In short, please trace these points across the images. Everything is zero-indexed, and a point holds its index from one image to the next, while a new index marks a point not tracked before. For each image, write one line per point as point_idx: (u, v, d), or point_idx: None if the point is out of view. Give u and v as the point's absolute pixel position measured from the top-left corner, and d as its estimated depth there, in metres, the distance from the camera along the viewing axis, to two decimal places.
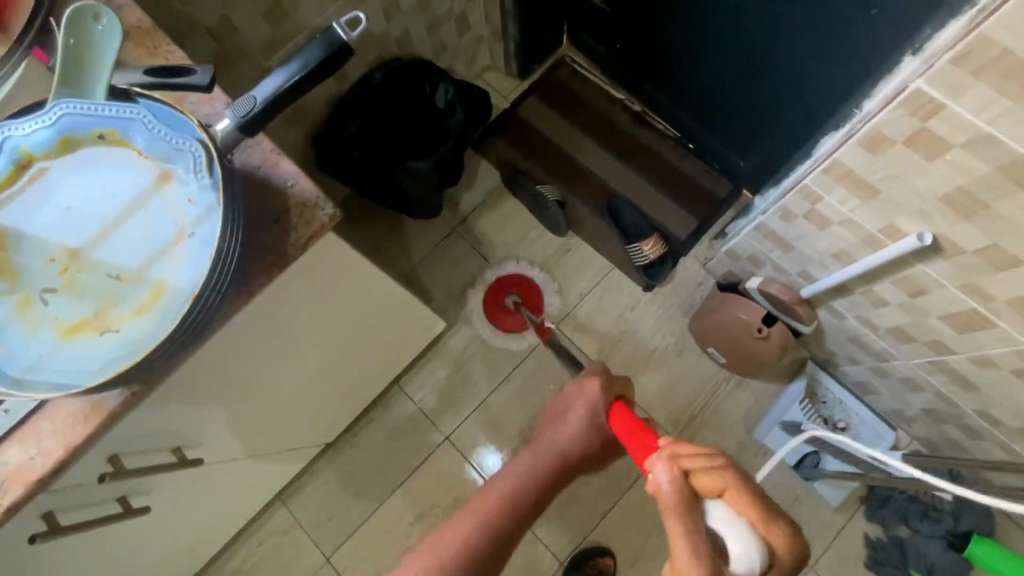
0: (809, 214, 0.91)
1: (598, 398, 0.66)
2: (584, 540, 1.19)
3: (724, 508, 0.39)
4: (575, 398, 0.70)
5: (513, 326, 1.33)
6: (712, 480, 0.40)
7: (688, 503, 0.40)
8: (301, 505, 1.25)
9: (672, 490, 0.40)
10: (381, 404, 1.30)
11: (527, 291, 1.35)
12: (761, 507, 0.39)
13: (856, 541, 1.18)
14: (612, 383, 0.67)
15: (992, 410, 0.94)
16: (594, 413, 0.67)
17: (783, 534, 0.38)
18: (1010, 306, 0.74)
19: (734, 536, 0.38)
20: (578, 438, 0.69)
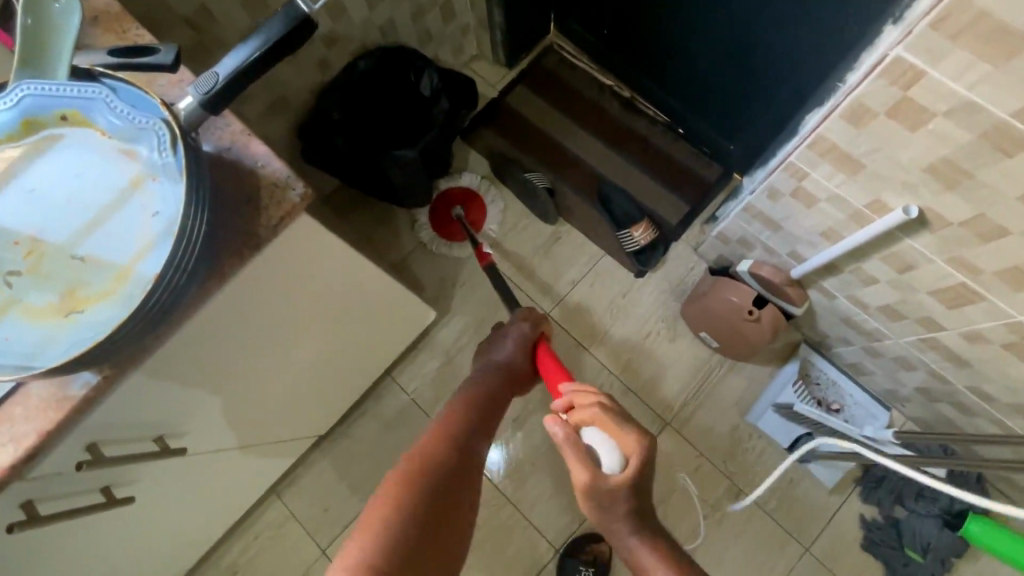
0: (796, 192, 0.90)
1: (528, 329, 0.78)
2: (579, 526, 1.19)
3: (597, 432, 0.54)
4: (510, 330, 0.79)
5: (455, 237, 1.36)
6: (588, 413, 0.57)
7: (575, 438, 0.53)
8: (296, 497, 1.25)
9: (563, 433, 0.53)
10: (373, 395, 1.30)
11: (469, 203, 1.38)
12: (618, 423, 0.55)
13: (852, 522, 1.17)
14: (536, 320, 0.81)
15: (984, 386, 0.93)
16: (523, 343, 0.78)
17: (632, 439, 0.54)
18: (998, 278, 0.73)
19: (604, 447, 0.52)
20: (512, 360, 0.75)
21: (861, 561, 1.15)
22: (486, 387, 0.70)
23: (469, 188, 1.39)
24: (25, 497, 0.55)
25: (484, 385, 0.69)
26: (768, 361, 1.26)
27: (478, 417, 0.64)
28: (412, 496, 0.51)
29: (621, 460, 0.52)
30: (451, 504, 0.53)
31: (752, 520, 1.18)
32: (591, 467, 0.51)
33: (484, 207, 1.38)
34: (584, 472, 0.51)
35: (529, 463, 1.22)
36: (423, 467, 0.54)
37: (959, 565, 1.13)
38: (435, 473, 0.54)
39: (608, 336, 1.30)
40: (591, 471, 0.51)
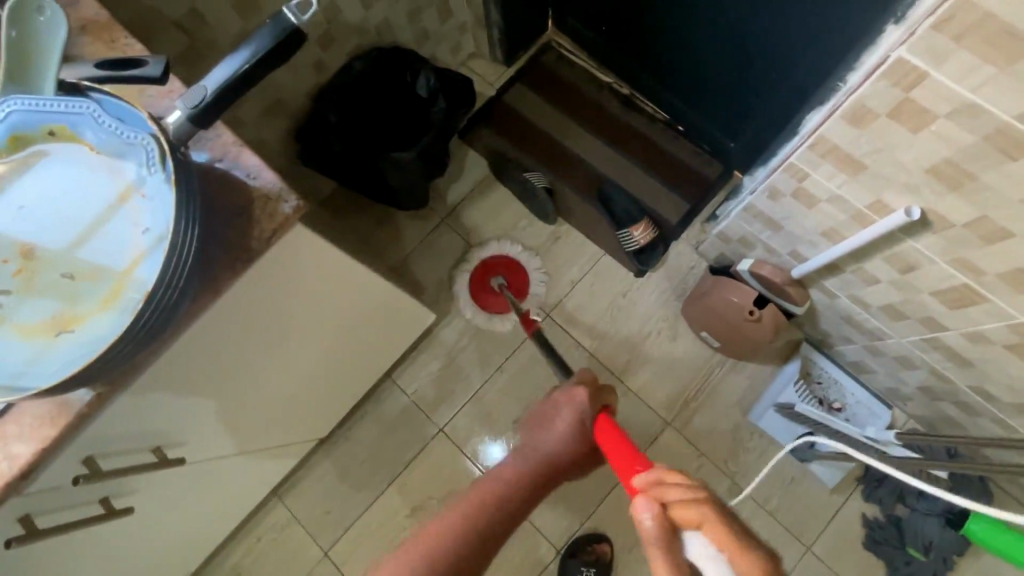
0: (796, 192, 0.89)
1: (584, 406, 0.68)
2: (580, 527, 1.19)
3: (701, 539, 0.37)
4: (563, 405, 0.70)
5: (499, 309, 1.31)
6: (687, 510, 0.38)
7: (667, 537, 0.38)
8: (297, 500, 1.26)
9: (654, 525, 0.38)
10: (374, 397, 1.30)
11: (512, 275, 1.34)
12: (740, 540, 0.36)
13: (853, 521, 1.17)
14: (601, 390, 0.70)
15: (987, 386, 0.92)
16: (581, 423, 0.68)
17: (760, 564, 0.35)
18: (1001, 280, 0.72)
19: (712, 567, 0.36)
20: (557, 446, 0.71)
21: (863, 559, 1.15)
22: (527, 475, 0.71)
23: (516, 262, 1.36)
24: (24, 512, 0.55)
25: (518, 487, 0.71)
26: (768, 360, 1.26)
27: (502, 529, 0.69)
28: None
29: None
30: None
31: (754, 519, 1.18)
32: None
33: (522, 270, 1.35)
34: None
35: None
36: (443, 552, 0.64)
37: (961, 562, 1.13)
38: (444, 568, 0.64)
39: (609, 337, 1.30)
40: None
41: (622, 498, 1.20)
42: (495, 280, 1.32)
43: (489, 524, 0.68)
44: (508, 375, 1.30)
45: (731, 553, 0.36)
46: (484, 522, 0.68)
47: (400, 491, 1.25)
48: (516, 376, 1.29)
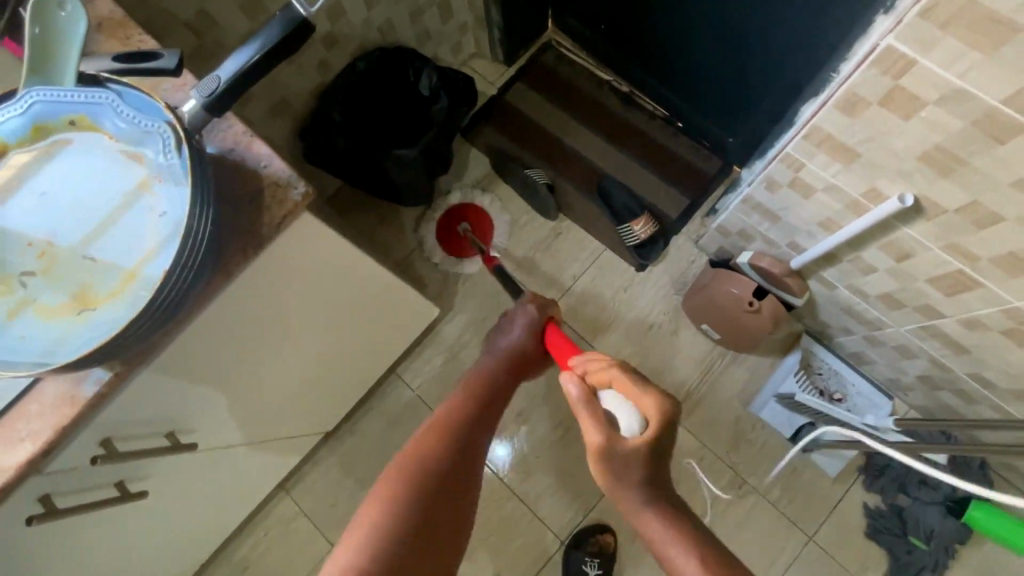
0: (793, 183, 0.90)
1: (534, 315, 0.79)
2: (584, 518, 1.20)
3: (613, 393, 0.56)
4: (516, 318, 0.80)
5: (463, 253, 1.36)
6: (601, 375, 0.59)
7: (589, 398, 0.56)
8: (304, 493, 1.27)
9: (578, 392, 0.57)
10: (378, 391, 1.32)
11: (477, 221, 1.38)
12: (637, 387, 0.55)
13: (855, 511, 1.18)
14: (545, 304, 0.83)
15: (985, 373, 0.93)
16: (530, 330, 0.78)
17: (651, 398, 0.54)
18: (995, 264, 0.73)
19: (621, 407, 0.55)
20: (522, 343, 0.78)
21: (865, 549, 1.16)
22: (493, 376, 0.74)
23: (478, 205, 1.39)
24: (43, 492, 0.57)
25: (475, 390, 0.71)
26: (769, 352, 1.27)
27: (480, 413, 0.69)
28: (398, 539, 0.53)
29: (640, 420, 0.53)
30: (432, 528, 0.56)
31: (757, 510, 1.19)
32: (606, 429, 0.53)
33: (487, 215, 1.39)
34: (600, 436, 0.53)
35: (533, 456, 1.23)
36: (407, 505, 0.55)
37: (963, 552, 1.13)
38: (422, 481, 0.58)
39: (610, 329, 1.31)
40: (605, 434, 0.53)
41: None
42: (461, 226, 1.35)
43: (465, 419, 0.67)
44: None
45: (633, 396, 0.55)
46: (455, 429, 0.65)
47: None
48: None
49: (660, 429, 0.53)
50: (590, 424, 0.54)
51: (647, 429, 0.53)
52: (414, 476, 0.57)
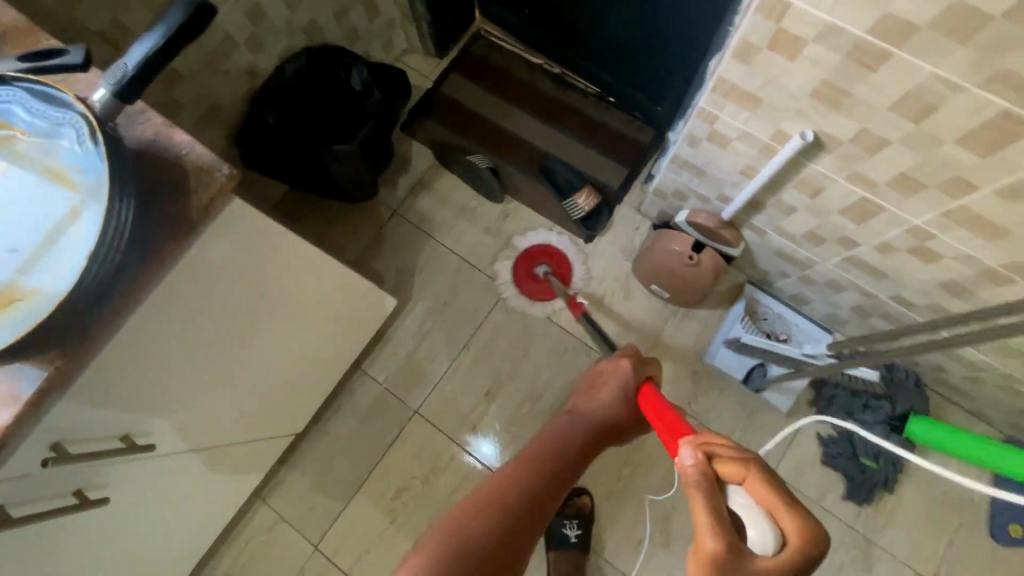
0: (711, 135, 0.96)
1: (629, 373, 0.77)
2: None
3: (745, 495, 0.43)
4: (610, 373, 0.80)
5: (542, 296, 1.35)
6: (734, 466, 0.43)
7: (711, 485, 0.43)
8: (281, 499, 1.27)
9: (698, 472, 0.43)
10: (346, 389, 1.33)
11: (556, 260, 1.37)
12: (785, 497, 0.42)
13: (811, 442, 1.25)
14: (643, 363, 0.80)
15: (904, 294, 1.01)
16: (625, 389, 0.77)
17: (799, 522, 0.41)
18: (891, 187, 0.80)
19: (753, 518, 0.41)
20: (605, 411, 0.78)
21: (824, 476, 1.23)
22: (581, 441, 0.75)
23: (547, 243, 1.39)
24: None
25: (578, 437, 0.75)
26: (717, 304, 1.33)
27: (559, 484, 0.71)
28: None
29: (775, 541, 0.40)
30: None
31: None
32: (729, 536, 0.40)
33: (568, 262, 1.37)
34: (716, 542, 0.39)
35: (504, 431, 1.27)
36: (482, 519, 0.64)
37: (910, 465, 1.22)
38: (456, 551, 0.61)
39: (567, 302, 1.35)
40: (729, 543, 0.39)
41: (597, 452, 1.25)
42: (540, 269, 1.35)
43: (556, 472, 0.71)
44: (476, 350, 1.34)
45: (774, 508, 0.42)
46: (554, 471, 0.71)
47: (383, 476, 1.28)
48: (483, 351, 1.33)
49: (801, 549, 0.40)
50: (706, 520, 0.40)
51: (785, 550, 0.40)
52: (495, 504, 0.65)
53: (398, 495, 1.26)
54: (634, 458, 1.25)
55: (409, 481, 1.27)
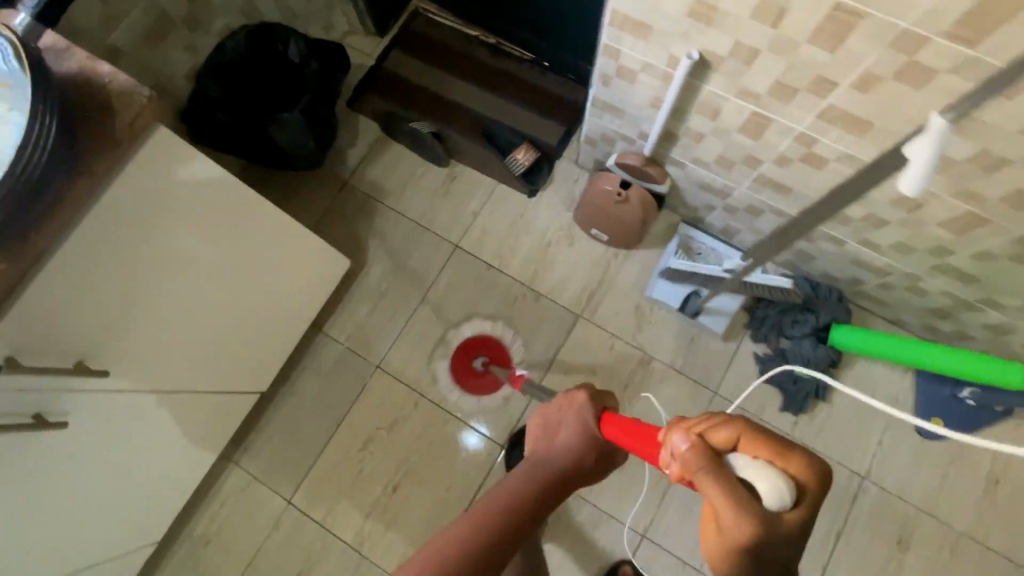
0: (805, 157, 0.97)
1: (589, 408, 0.75)
2: (656, 506, 1.26)
3: (744, 455, 0.49)
4: (617, 451, 0.79)
5: (480, 389, 1.34)
6: (724, 434, 0.51)
7: (703, 454, 0.49)
8: (377, 545, 1.26)
9: (693, 450, 0.50)
10: (429, 427, 1.33)
11: (490, 349, 1.37)
12: (766, 439, 0.49)
13: (897, 444, 1.27)
14: (614, 439, 0.80)
15: (994, 296, 1.04)
16: (613, 463, 0.79)
17: (796, 457, 0.49)
18: (1003, 201, 0.83)
19: (756, 467, 0.47)
20: (561, 455, 0.73)
21: (914, 476, 1.25)
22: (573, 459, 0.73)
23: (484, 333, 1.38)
24: None
25: (569, 450, 0.73)
26: None
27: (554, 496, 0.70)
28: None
29: (789, 492, 0.46)
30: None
31: None
32: (740, 491, 0.46)
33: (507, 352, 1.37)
34: (736, 515, 0.45)
35: None
36: (488, 527, 0.62)
37: (993, 458, 1.26)
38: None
39: (641, 323, 1.36)
40: (750, 517, 0.45)
41: None
42: (478, 362, 1.35)
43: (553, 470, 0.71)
44: (555, 378, 1.34)
45: (778, 461, 0.48)
46: (544, 487, 0.69)
47: None
48: (563, 378, 1.33)
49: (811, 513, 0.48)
50: (718, 487, 0.46)
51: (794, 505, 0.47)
52: (500, 519, 0.63)
53: None
54: None
55: None
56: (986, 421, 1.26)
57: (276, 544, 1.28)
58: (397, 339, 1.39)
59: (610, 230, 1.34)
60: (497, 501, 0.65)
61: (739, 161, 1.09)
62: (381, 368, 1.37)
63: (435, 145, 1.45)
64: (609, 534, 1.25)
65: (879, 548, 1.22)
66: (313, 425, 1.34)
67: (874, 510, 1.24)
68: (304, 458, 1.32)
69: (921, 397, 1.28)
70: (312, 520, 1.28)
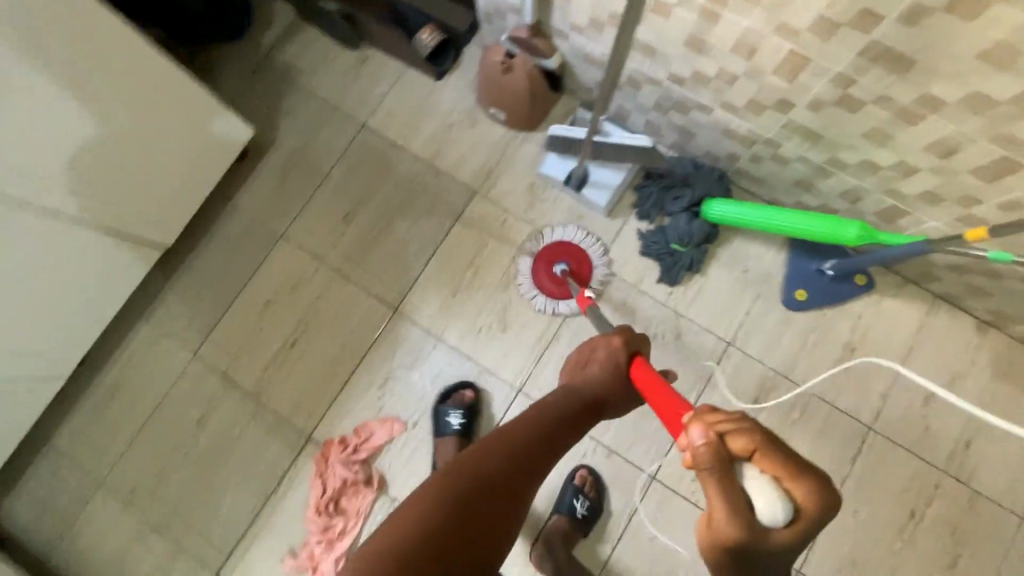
0: (655, 6, 1.02)
1: (620, 351, 0.83)
2: (534, 365, 1.34)
3: (756, 473, 0.51)
4: (604, 348, 0.85)
5: (560, 294, 1.35)
6: (744, 444, 0.52)
7: (720, 465, 0.52)
8: (274, 395, 1.35)
9: (709, 453, 0.52)
10: (328, 291, 1.40)
11: (573, 257, 1.37)
12: (788, 466, 0.51)
13: (765, 317, 1.35)
14: (632, 338, 0.86)
15: (839, 155, 1.10)
16: (616, 365, 0.83)
17: (810, 488, 0.51)
18: (813, 33, 0.88)
19: (766, 488, 0.50)
20: (595, 382, 0.85)
21: (778, 345, 1.33)
22: (577, 401, 0.84)
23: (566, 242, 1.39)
24: None
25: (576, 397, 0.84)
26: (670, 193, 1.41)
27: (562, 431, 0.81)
28: (458, 482, 0.71)
29: (785, 510, 0.50)
30: (470, 523, 0.70)
31: (683, 330, 1.35)
32: (739, 513, 0.51)
33: (588, 262, 1.37)
34: (727, 525, 0.51)
35: (477, 317, 1.37)
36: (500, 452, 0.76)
37: (854, 330, 1.33)
38: (500, 466, 0.74)
39: (588, 242, 1.38)
40: (737, 522, 0.50)
41: (569, 335, 1.35)
42: (558, 267, 1.35)
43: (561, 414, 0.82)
44: (449, 249, 1.41)
45: (785, 482, 0.51)
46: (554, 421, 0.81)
47: (368, 368, 1.36)
48: (456, 248, 1.41)
49: (809, 529, 0.52)
50: (717, 499, 0.51)
51: (789, 521, 0.51)
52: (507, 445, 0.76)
53: (383, 386, 1.35)
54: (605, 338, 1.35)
55: (393, 372, 1.36)
56: (847, 294, 1.32)
57: (180, 391, 1.36)
58: (302, 212, 1.44)
59: (505, 107, 1.38)
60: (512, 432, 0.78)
61: (607, 21, 1.13)
62: (285, 239, 1.43)
63: (343, 26, 1.48)
64: (488, 388, 1.34)
65: (736, 407, 1.31)
66: (218, 288, 1.41)
67: (738, 374, 1.32)
68: (208, 317, 1.40)
69: (790, 271, 1.34)
70: (214, 371, 1.37)
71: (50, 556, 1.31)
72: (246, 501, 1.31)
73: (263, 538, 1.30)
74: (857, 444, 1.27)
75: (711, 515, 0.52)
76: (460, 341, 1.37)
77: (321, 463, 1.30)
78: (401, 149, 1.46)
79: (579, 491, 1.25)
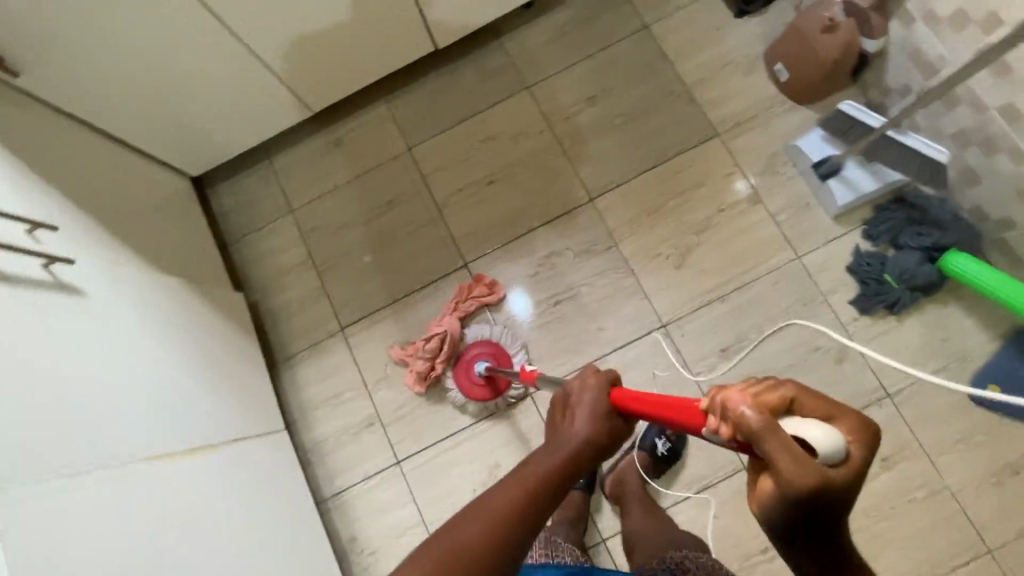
0: None
1: (596, 387, 0.62)
2: (687, 312, 1.35)
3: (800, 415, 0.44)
4: (578, 395, 0.62)
5: (486, 396, 1.35)
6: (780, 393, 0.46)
7: (766, 419, 0.44)
8: (454, 215, 1.47)
9: (754, 413, 0.44)
10: (541, 154, 1.47)
11: (493, 353, 1.35)
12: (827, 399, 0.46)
13: (938, 392, 1.26)
14: (607, 373, 0.64)
15: None
16: (592, 410, 0.60)
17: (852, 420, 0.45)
18: None
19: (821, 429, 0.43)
20: (575, 444, 0.58)
21: (937, 424, 1.24)
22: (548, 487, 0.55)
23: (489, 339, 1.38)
24: None
25: (545, 476, 0.56)
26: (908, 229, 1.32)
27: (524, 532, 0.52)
28: None
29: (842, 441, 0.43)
30: None
31: (847, 359, 1.29)
32: (803, 458, 0.42)
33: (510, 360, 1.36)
34: (800, 477, 0.42)
35: (658, 243, 1.39)
36: None
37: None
38: None
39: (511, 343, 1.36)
40: (804, 471, 0.42)
41: (735, 304, 1.34)
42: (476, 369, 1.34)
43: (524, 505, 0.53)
44: (666, 172, 1.42)
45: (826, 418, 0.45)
46: (513, 524, 0.52)
47: (541, 236, 1.43)
48: (672, 175, 1.42)
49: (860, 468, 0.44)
50: (778, 449, 0.42)
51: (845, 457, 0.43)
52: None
53: (546, 257, 1.42)
54: (767, 325, 1.32)
55: (560, 250, 1.42)
56: None
57: (384, 172, 1.51)
58: (554, 77, 1.50)
59: (796, 68, 1.34)
60: (444, 558, 0.49)
61: (975, 21, 1.06)
62: (528, 92, 1.51)
63: None
64: (635, 309, 1.37)
65: None
66: (453, 106, 1.53)
67: (880, 427, 1.25)
68: (435, 125, 1.52)
69: (991, 363, 1.24)
70: (417, 170, 1.50)
71: (231, 246, 1.53)
72: (392, 286, 1.46)
73: (389, 323, 1.44)
74: (967, 556, 1.19)
75: (774, 470, 0.43)
76: (631, 256, 1.40)
77: (463, 292, 1.41)
78: (669, 64, 1.47)
79: (661, 431, 1.29)
